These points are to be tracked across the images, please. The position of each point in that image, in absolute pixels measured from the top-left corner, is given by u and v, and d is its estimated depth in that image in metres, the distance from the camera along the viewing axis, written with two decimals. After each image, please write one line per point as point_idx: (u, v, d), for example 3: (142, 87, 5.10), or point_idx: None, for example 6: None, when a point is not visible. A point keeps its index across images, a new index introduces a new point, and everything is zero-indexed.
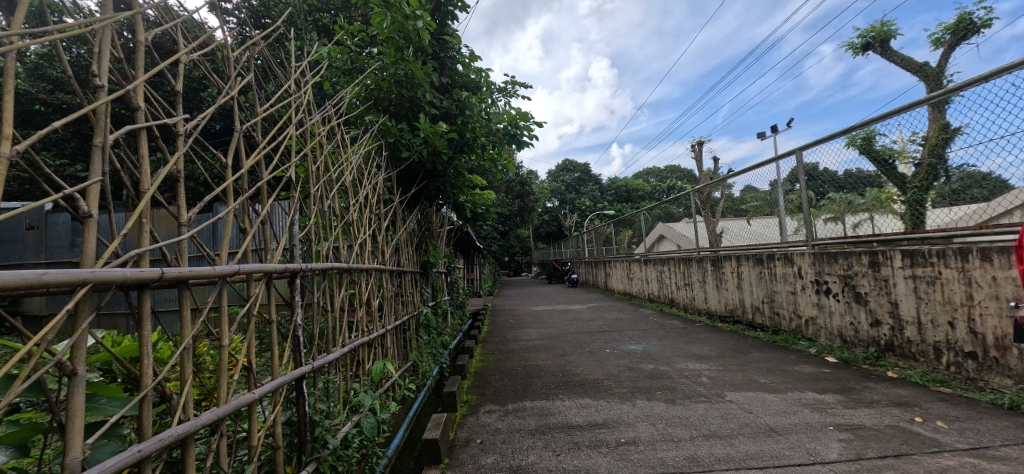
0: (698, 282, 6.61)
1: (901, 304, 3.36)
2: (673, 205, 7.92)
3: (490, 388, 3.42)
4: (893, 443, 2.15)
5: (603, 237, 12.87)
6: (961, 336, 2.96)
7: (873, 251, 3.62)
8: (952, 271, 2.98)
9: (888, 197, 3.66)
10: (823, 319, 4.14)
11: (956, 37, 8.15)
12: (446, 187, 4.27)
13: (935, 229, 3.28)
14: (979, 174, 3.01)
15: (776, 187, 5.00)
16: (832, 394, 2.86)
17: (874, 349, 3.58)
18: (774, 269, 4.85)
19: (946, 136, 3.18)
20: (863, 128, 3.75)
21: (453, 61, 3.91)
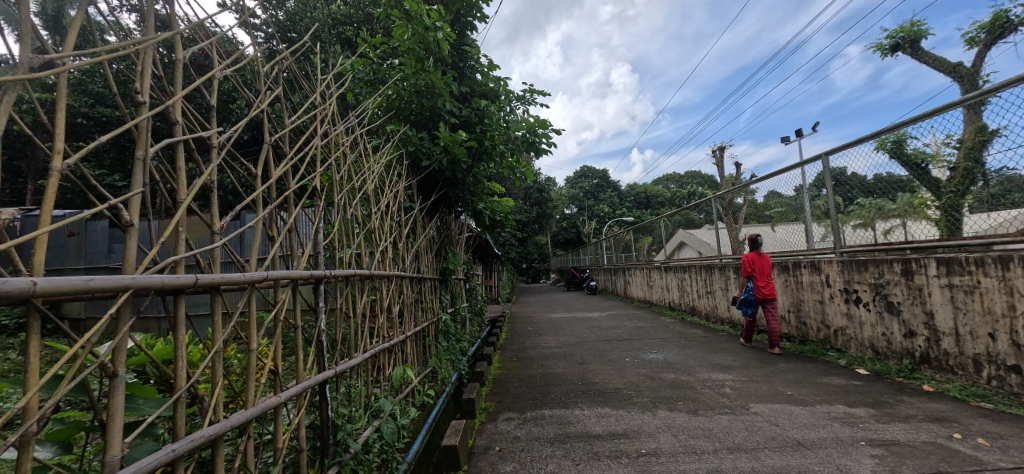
0: (720, 290, 6.46)
1: (936, 315, 3.21)
2: (694, 211, 7.79)
3: (508, 395, 3.40)
4: (931, 460, 2.05)
5: (622, 244, 12.75)
6: (1004, 348, 2.80)
7: (906, 258, 3.47)
8: (992, 280, 2.84)
9: (921, 202, 3.53)
10: (853, 329, 3.99)
11: (992, 35, 7.83)
12: (465, 195, 4.31)
13: (973, 236, 3.13)
14: (1020, 177, 2.87)
15: (801, 192, 4.87)
16: (864, 407, 2.74)
17: (908, 361, 3.43)
18: (800, 277, 4.70)
19: (983, 138, 3.05)
20: (893, 132, 3.64)
21: (472, 71, 3.99)
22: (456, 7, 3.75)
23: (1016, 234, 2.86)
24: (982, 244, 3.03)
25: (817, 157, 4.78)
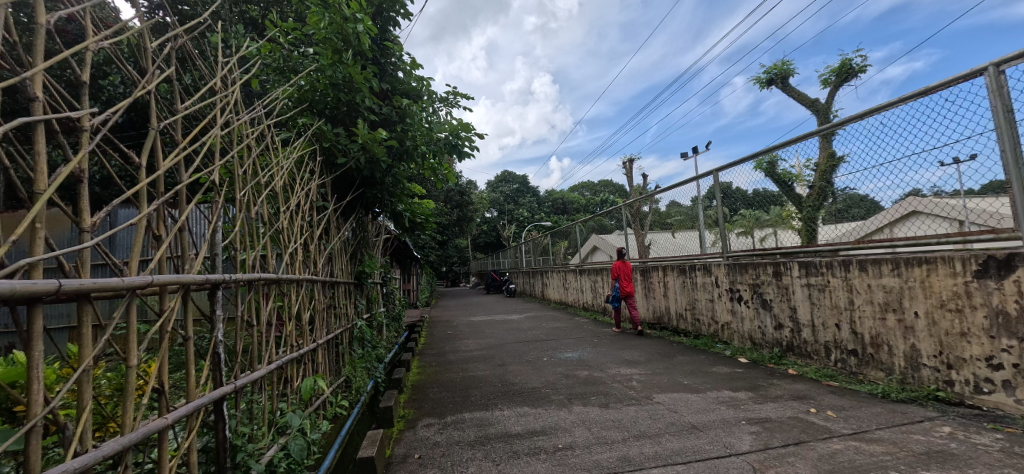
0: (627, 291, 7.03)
1: (799, 310, 3.82)
2: (607, 218, 8.35)
3: (428, 401, 3.33)
4: (794, 432, 2.44)
5: (539, 248, 13.21)
6: (845, 335, 3.43)
7: (776, 262, 4.09)
8: (838, 280, 3.45)
9: (788, 214, 4.17)
10: (736, 324, 4.58)
11: (840, 79, 9.53)
12: (384, 195, 4.15)
13: (825, 244, 3.77)
14: (857, 196, 3.53)
15: (696, 203, 5.48)
16: (744, 391, 3.17)
17: (778, 349, 4.03)
18: (695, 278, 5.27)
19: (832, 163, 3.73)
20: (767, 153, 4.27)
21: (394, 68, 3.89)
22: (378, 0, 3.62)
23: (854, 242, 3.50)
24: (831, 250, 3.67)
25: (709, 172, 5.42)
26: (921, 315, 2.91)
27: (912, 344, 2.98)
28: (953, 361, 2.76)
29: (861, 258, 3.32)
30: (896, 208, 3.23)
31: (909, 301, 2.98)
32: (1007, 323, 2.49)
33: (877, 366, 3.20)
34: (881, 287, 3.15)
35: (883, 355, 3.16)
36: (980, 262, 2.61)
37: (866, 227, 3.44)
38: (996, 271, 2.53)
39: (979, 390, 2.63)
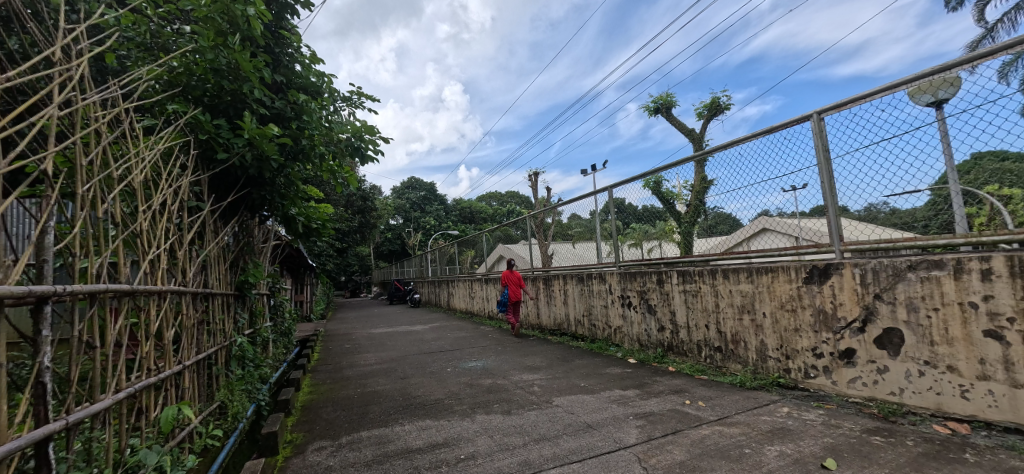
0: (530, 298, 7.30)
1: (677, 313, 4.33)
2: (513, 228, 8.59)
3: (320, 422, 3.07)
4: (672, 423, 2.74)
5: (446, 257, 13.07)
6: (712, 334, 3.96)
7: (659, 271, 4.59)
8: (707, 286, 4.00)
9: (670, 228, 4.75)
10: (626, 328, 5.02)
11: (711, 114, 11.13)
12: (274, 197, 3.75)
13: (699, 254, 4.35)
14: (722, 214, 4.15)
15: (593, 216, 5.93)
16: (632, 389, 3.48)
17: (660, 349, 4.51)
18: (592, 286, 5.66)
19: (704, 186, 4.34)
20: (654, 174, 4.80)
21: (289, 60, 3.58)
22: None
23: (721, 253, 4.10)
24: (703, 260, 4.24)
25: (605, 188, 5.90)
26: (767, 315, 3.50)
27: (761, 339, 3.56)
28: (789, 352, 3.37)
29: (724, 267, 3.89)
30: (752, 225, 3.86)
31: (759, 303, 3.56)
32: (825, 320, 3.13)
33: (736, 359, 3.76)
34: (738, 292, 3.73)
35: (740, 350, 3.72)
36: (806, 270, 3.24)
37: (729, 241, 4.05)
38: (818, 277, 3.17)
39: (807, 375, 3.24)
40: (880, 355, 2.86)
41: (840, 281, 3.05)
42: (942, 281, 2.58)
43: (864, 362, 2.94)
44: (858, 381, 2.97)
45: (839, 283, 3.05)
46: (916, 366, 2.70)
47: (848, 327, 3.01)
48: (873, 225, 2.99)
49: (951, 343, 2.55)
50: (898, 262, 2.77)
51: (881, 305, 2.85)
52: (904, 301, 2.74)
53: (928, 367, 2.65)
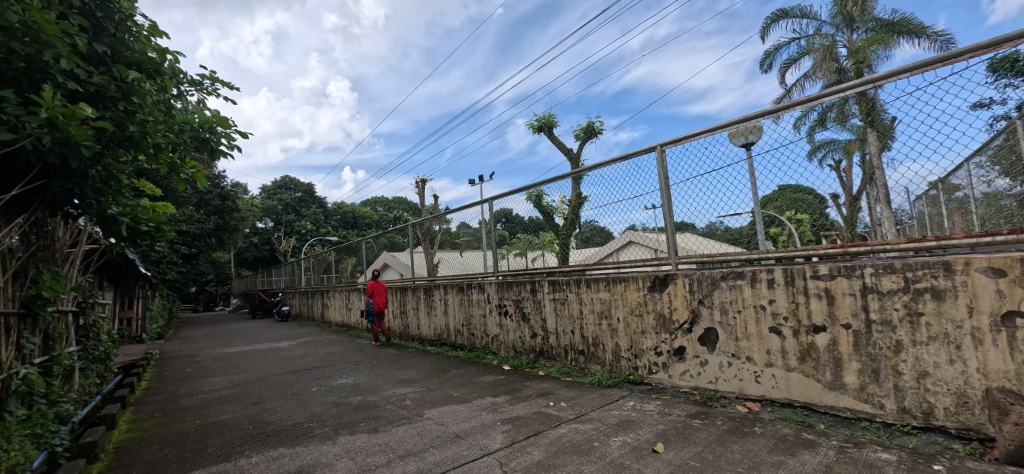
0: (412, 309, 7.16)
1: (547, 320, 4.64)
2: (398, 235, 8.32)
3: (138, 464, 2.57)
4: (535, 425, 2.92)
5: (321, 265, 12.07)
6: (577, 339, 4.33)
7: (532, 281, 4.88)
8: (573, 295, 4.38)
9: (550, 239, 5.04)
10: (502, 336, 5.22)
11: (586, 136, 12.25)
12: (86, 194, 2.99)
13: (575, 263, 4.72)
14: (595, 227, 4.55)
15: (483, 225, 6.04)
16: (502, 395, 3.61)
17: (533, 355, 4.77)
18: (471, 296, 5.77)
19: (578, 201, 4.72)
20: (535, 188, 5.09)
21: (118, 28, 2.99)
22: None
23: (596, 263, 4.48)
24: (580, 269, 4.59)
25: (495, 198, 6.05)
26: (621, 320, 3.95)
27: (615, 342, 3.99)
28: (637, 352, 3.84)
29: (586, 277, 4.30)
30: (621, 238, 4.26)
31: (614, 309, 4.00)
32: (664, 323, 3.65)
33: (596, 361, 4.15)
34: (597, 299, 4.15)
35: (599, 352, 4.13)
36: (650, 280, 3.75)
37: (601, 252, 4.45)
38: (659, 286, 3.69)
39: (651, 371, 3.73)
40: (702, 351, 3.43)
41: (675, 289, 3.59)
42: (744, 289, 3.21)
43: (691, 357, 3.49)
44: (687, 373, 3.52)
45: (674, 291, 3.59)
46: (726, 358, 3.30)
47: (681, 328, 3.55)
48: (712, 240, 3.59)
49: (749, 338, 3.18)
50: (714, 273, 3.38)
51: (703, 309, 3.42)
52: (718, 305, 3.33)
53: (735, 359, 3.26)
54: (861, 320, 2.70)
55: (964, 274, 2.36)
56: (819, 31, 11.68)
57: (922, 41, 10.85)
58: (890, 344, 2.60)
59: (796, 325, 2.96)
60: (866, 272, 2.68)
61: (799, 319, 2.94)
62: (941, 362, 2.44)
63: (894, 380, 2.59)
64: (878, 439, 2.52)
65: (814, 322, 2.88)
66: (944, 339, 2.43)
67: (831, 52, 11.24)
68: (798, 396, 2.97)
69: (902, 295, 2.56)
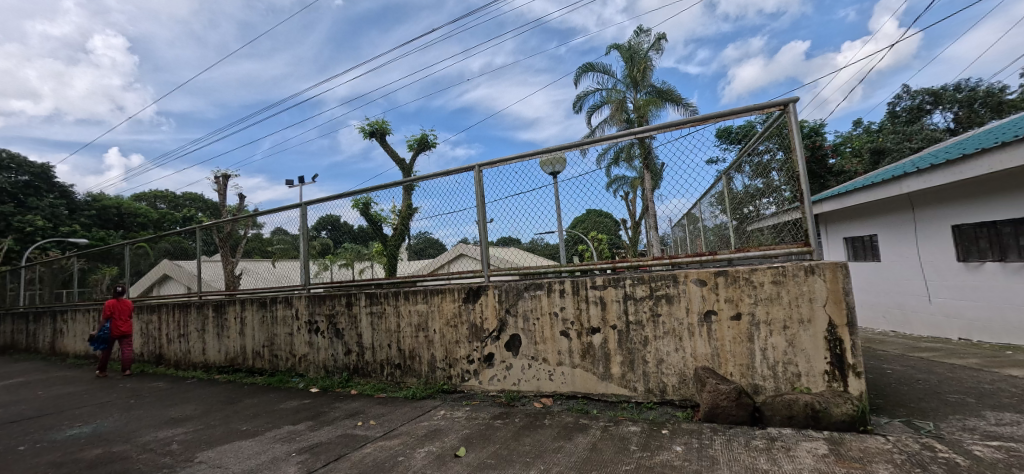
0: (195, 331, 6.10)
1: (362, 335, 4.55)
2: (186, 239, 6.82)
3: None
4: (336, 449, 2.77)
5: (56, 278, 8.99)
6: (393, 353, 4.35)
7: (348, 294, 4.70)
8: (391, 308, 4.37)
9: (378, 250, 4.98)
10: (312, 355, 4.91)
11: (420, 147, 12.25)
12: None
13: (403, 275, 4.60)
14: (430, 239, 4.47)
15: (303, 233, 5.30)
16: (304, 422, 3.32)
17: (346, 373, 4.63)
18: (275, 312, 5.22)
19: (408, 213, 4.65)
20: (364, 195, 4.87)
21: None
22: None
23: (427, 274, 4.39)
24: (409, 281, 4.43)
25: (319, 202, 5.53)
26: (437, 331, 4.11)
27: (431, 353, 4.14)
28: (451, 361, 4.04)
29: (405, 289, 4.36)
30: (453, 251, 4.29)
31: (431, 321, 4.15)
32: (476, 332, 3.93)
33: (412, 374, 4.24)
34: (415, 311, 4.24)
35: (415, 364, 4.23)
36: (465, 291, 4.00)
37: (432, 265, 4.43)
38: (472, 297, 3.97)
39: (463, 378, 3.97)
40: (508, 356, 3.81)
41: (486, 300, 3.91)
42: (542, 298, 3.70)
43: (499, 362, 3.84)
44: (495, 377, 3.85)
45: (486, 301, 3.91)
46: (527, 361, 3.74)
47: (490, 336, 3.88)
48: (533, 255, 3.93)
49: (545, 342, 3.68)
50: (519, 284, 3.80)
51: (509, 317, 3.81)
52: (522, 313, 3.76)
53: (533, 360, 3.72)
54: (623, 321, 3.41)
55: (685, 283, 3.24)
56: (615, 86, 14.46)
57: (678, 108, 14.48)
58: (640, 339, 3.36)
59: (579, 328, 3.56)
60: (627, 283, 3.41)
61: (582, 322, 3.54)
62: (670, 351, 3.27)
63: (642, 367, 3.35)
64: (631, 415, 3.21)
65: (591, 325, 3.51)
66: (672, 332, 3.27)
67: (622, 105, 14.07)
68: (580, 388, 3.56)
69: (648, 301, 3.34)
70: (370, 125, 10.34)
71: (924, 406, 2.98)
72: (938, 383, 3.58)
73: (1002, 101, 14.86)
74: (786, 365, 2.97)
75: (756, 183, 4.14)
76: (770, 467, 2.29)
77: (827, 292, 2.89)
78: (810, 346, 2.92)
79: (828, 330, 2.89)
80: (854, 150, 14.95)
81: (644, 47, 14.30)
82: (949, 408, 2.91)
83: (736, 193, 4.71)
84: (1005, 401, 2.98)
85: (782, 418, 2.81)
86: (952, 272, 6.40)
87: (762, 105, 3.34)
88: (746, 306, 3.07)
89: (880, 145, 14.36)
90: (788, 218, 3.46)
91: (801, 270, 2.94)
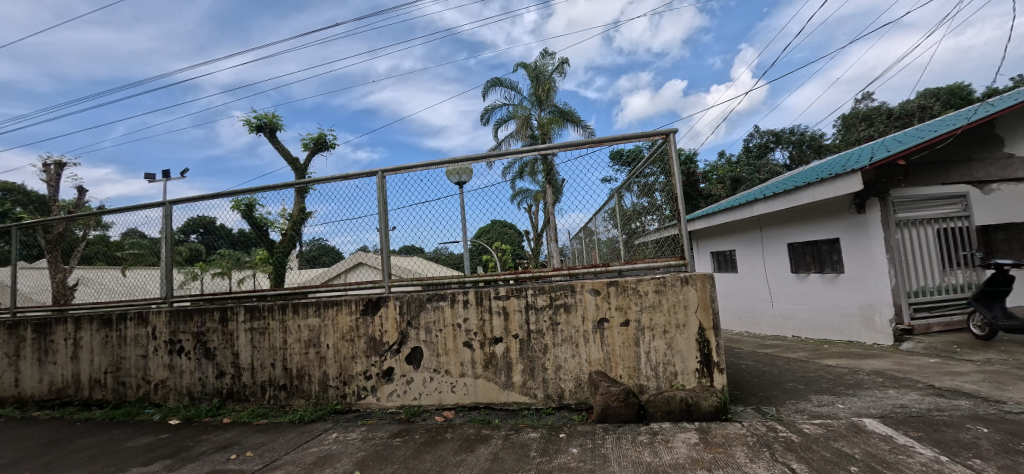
0: (3, 359, 4.81)
1: (240, 354, 4.01)
2: None
3: None
4: None
5: None
6: (278, 373, 3.91)
7: (223, 307, 4.11)
8: (276, 323, 3.93)
9: (262, 257, 4.47)
10: (173, 380, 4.18)
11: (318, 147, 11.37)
12: None
13: (292, 286, 4.18)
14: (325, 246, 4.14)
15: (166, 236, 4.52)
16: (160, 461, 2.92)
17: (217, 399, 4.02)
18: (124, 331, 4.36)
19: (301, 217, 4.22)
20: (247, 195, 4.32)
21: None
22: None
23: (321, 284, 4.06)
24: (299, 291, 4.03)
25: (189, 201, 4.77)
26: (330, 347, 3.80)
27: (323, 371, 3.81)
28: (346, 378, 3.76)
29: (294, 301, 3.95)
30: (352, 258, 3.99)
31: (324, 336, 3.82)
32: (375, 346, 3.72)
33: (299, 395, 3.85)
34: (306, 326, 3.87)
35: (304, 384, 3.84)
36: (363, 303, 3.78)
37: (326, 274, 4.09)
38: (371, 309, 3.75)
39: (359, 397, 3.72)
40: (408, 370, 3.66)
41: (386, 312, 3.73)
42: (445, 309, 3.65)
43: (398, 377, 3.67)
44: (394, 393, 3.67)
45: (386, 313, 3.73)
46: (428, 374, 3.64)
47: (390, 349, 3.70)
48: (437, 264, 3.85)
49: (447, 353, 3.62)
50: (421, 295, 3.70)
51: (411, 330, 3.68)
52: (424, 326, 3.66)
53: (435, 373, 3.63)
54: (524, 330, 3.51)
55: (581, 292, 3.45)
56: (522, 103, 15.06)
57: (578, 129, 15.59)
58: (540, 347, 3.49)
59: (483, 338, 3.57)
60: (528, 293, 3.52)
61: (485, 332, 3.56)
62: (567, 357, 3.45)
63: (542, 375, 3.48)
64: (531, 422, 3.30)
65: (494, 334, 3.55)
66: (570, 340, 3.45)
67: (527, 122, 14.70)
68: (482, 398, 3.56)
69: (548, 310, 3.49)
70: (257, 118, 9.28)
71: (769, 394, 3.56)
72: (778, 374, 4.31)
73: (819, 146, 18.73)
74: (666, 365, 3.33)
75: (643, 201, 4.61)
76: (652, 459, 2.53)
77: (698, 300, 3.32)
78: (684, 347, 3.31)
79: (698, 333, 3.31)
80: (719, 177, 17.54)
81: (548, 69, 15.17)
82: (786, 395, 3.52)
83: (625, 210, 5.17)
84: (823, 386, 3.71)
85: (662, 413, 3.13)
86: (788, 281, 7.80)
87: (648, 133, 3.76)
88: (633, 314, 3.38)
89: (737, 174, 17.07)
90: (667, 234, 3.90)
91: (678, 281, 3.35)
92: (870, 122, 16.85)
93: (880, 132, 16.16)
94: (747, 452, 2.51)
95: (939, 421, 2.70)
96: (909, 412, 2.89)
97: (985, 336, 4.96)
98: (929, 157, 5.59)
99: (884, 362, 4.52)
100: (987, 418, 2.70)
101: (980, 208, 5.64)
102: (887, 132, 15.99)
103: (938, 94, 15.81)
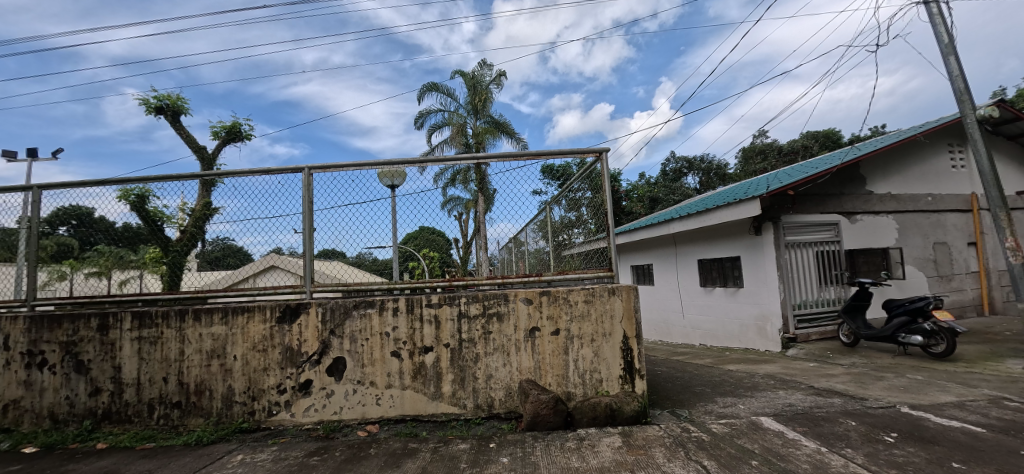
0: None
1: (123, 368, 3.45)
2: None
3: None
4: None
5: None
6: (171, 388, 3.42)
7: (103, 313, 3.51)
8: (171, 332, 3.45)
9: (153, 256, 3.82)
10: (30, 399, 3.48)
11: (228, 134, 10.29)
12: None
13: (190, 289, 3.71)
14: (233, 246, 3.75)
15: (23, 226, 3.78)
16: None
17: (89, 422, 3.41)
18: None
19: (206, 213, 3.77)
20: (138, 185, 3.77)
21: None
22: None
23: (224, 288, 3.67)
24: (197, 296, 3.62)
25: (63, 187, 4.05)
26: (238, 358, 3.42)
27: (228, 385, 3.41)
28: (255, 393, 3.40)
29: (195, 307, 3.49)
30: (262, 261, 3.67)
31: (230, 346, 3.43)
32: (291, 356, 3.41)
33: (197, 413, 3.40)
34: (209, 335, 3.44)
35: (203, 401, 3.40)
36: (280, 310, 3.44)
37: (234, 276, 3.70)
38: (289, 317, 3.44)
39: (270, 413, 3.38)
40: (328, 382, 3.41)
41: (306, 320, 3.44)
42: (373, 317, 3.46)
43: (317, 390, 3.40)
44: (311, 408, 3.39)
45: (306, 321, 3.45)
46: (351, 386, 3.42)
47: (308, 360, 3.42)
48: (362, 270, 3.64)
49: (373, 364, 3.43)
50: (347, 302, 3.47)
51: (333, 339, 3.44)
52: (348, 334, 3.44)
53: (359, 385, 3.42)
54: (455, 339, 3.45)
55: (514, 301, 3.48)
56: (457, 110, 15.03)
57: (512, 141, 15.88)
58: (472, 356, 3.45)
59: (412, 348, 3.44)
60: (461, 301, 3.48)
61: (415, 342, 3.44)
62: (498, 366, 3.45)
63: (472, 384, 3.43)
64: (460, 433, 3.24)
65: (424, 343, 3.44)
66: (501, 348, 3.46)
67: (462, 129, 14.68)
68: (409, 410, 3.42)
69: (480, 319, 3.47)
70: (157, 98, 8.18)
71: (681, 398, 3.87)
72: (688, 378, 4.70)
73: (724, 174, 21.00)
74: (592, 372, 3.47)
75: (570, 215, 4.82)
76: (580, 464, 2.61)
77: (623, 310, 3.52)
78: (610, 355, 3.48)
79: (623, 341, 3.50)
80: (639, 196, 18.90)
81: (486, 79, 15.33)
82: (696, 397, 3.85)
83: (554, 222, 5.33)
84: (726, 389, 4.11)
85: (588, 419, 3.25)
86: (697, 294, 8.55)
87: (581, 150, 3.93)
88: (564, 323, 3.48)
89: (655, 194, 18.52)
90: (594, 247, 4.08)
91: (606, 292, 3.52)
92: (764, 156, 19.29)
93: (772, 166, 18.59)
94: (665, 452, 2.69)
95: (819, 417, 3.12)
96: (796, 410, 3.30)
97: (851, 342, 5.87)
98: (810, 189, 6.52)
99: (774, 367, 5.13)
100: (855, 413, 3.18)
101: (848, 234, 6.68)
102: (777, 167, 18.49)
103: (816, 137, 18.59)
